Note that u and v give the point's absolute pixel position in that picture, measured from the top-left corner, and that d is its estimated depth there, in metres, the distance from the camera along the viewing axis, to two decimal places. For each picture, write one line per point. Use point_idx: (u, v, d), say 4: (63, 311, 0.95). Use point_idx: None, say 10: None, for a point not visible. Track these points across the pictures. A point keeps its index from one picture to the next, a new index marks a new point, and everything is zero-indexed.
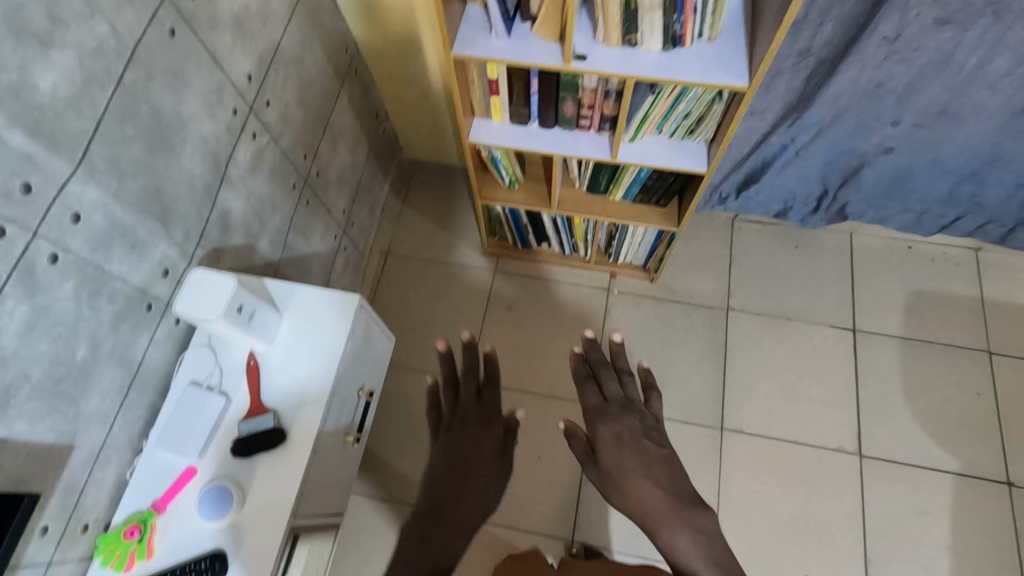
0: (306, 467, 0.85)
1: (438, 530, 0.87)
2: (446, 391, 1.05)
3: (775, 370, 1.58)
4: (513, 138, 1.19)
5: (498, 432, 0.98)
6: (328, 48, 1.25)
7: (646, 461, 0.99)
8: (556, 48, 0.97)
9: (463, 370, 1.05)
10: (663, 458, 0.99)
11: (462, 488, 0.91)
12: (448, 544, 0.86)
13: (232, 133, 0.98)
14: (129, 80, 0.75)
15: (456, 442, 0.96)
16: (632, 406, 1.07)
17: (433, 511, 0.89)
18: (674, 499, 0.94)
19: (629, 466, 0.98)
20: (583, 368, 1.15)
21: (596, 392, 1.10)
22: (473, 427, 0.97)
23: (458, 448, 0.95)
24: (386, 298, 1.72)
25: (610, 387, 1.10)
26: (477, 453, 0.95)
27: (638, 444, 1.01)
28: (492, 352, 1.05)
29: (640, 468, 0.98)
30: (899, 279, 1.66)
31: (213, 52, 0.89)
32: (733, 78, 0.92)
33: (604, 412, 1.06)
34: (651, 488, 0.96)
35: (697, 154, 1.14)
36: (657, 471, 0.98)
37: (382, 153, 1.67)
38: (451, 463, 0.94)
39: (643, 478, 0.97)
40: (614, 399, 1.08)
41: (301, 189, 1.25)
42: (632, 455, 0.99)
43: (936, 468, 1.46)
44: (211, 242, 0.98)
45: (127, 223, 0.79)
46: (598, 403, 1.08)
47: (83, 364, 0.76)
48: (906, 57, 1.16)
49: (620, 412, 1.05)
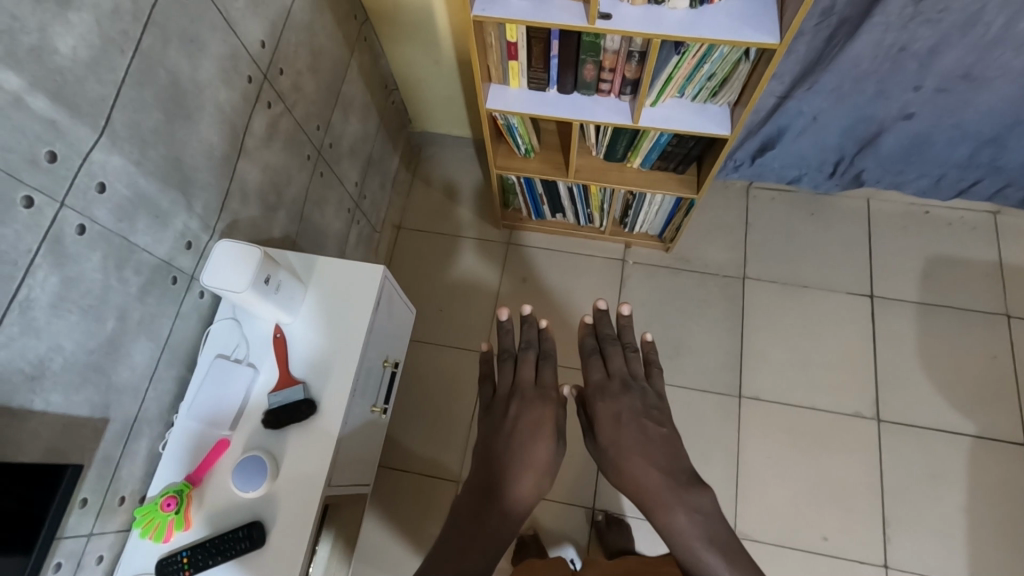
0: (335, 448, 0.85)
1: (493, 511, 0.93)
2: (499, 360, 1.13)
3: (792, 337, 1.58)
4: (531, 105, 1.16)
5: (551, 408, 1.02)
6: (337, 15, 1.23)
7: (645, 441, 0.99)
8: (578, 8, 0.94)
9: (519, 345, 1.13)
10: (663, 439, 1.00)
11: (512, 470, 0.96)
12: (502, 522, 0.93)
13: (248, 101, 0.97)
14: (145, 45, 0.74)
15: (510, 423, 1.00)
16: (634, 385, 1.08)
17: (489, 492, 0.95)
18: (672, 480, 0.96)
19: (629, 446, 0.98)
20: (591, 340, 1.15)
21: (600, 366, 1.10)
22: (532, 405, 1.02)
23: (516, 423, 1.00)
24: (399, 272, 1.71)
25: (614, 362, 1.10)
26: (534, 431, 0.99)
27: (638, 423, 1.01)
28: (547, 330, 1.14)
29: (640, 448, 0.99)
30: (916, 244, 1.65)
31: (226, 18, 0.89)
32: (764, 35, 0.89)
33: (605, 389, 1.06)
34: (649, 468, 0.97)
35: (721, 118, 1.12)
36: (655, 451, 0.99)
37: (391, 126, 1.65)
38: (508, 439, 0.98)
39: (641, 458, 0.97)
40: (616, 375, 1.08)
41: (315, 160, 1.24)
42: (632, 435, 0.99)
43: (953, 432, 1.47)
44: (231, 214, 0.96)
45: (150, 194, 0.77)
46: (600, 379, 1.08)
47: (115, 337, 0.75)
48: (931, 19, 1.14)
49: (620, 389, 1.06)
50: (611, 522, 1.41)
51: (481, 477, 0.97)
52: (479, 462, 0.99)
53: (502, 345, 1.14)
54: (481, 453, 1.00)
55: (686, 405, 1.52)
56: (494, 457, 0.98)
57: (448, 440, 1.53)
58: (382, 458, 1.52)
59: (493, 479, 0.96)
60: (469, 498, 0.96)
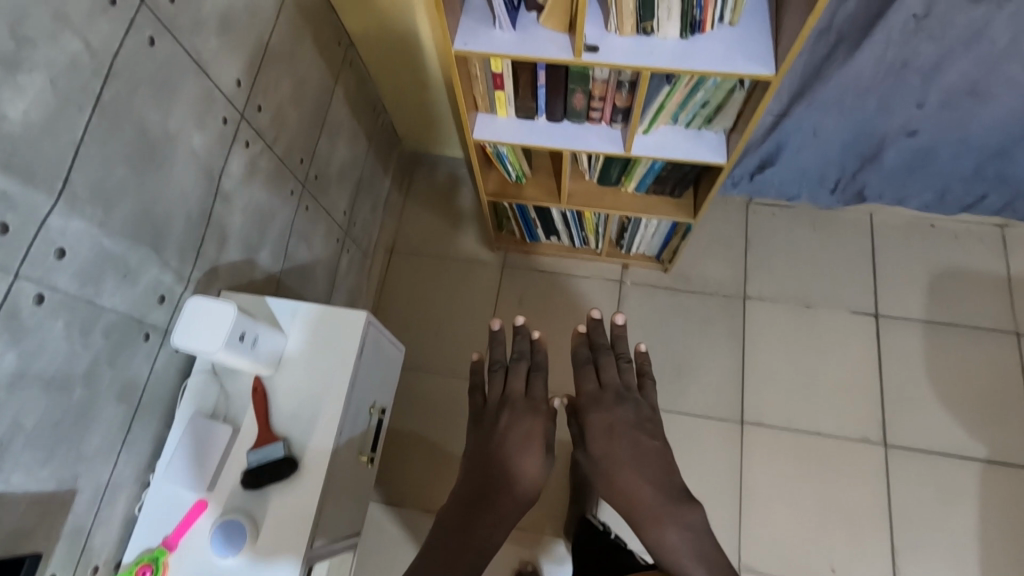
0: (321, 494, 0.82)
1: (481, 522, 0.91)
2: (490, 371, 1.10)
3: (795, 360, 1.53)
4: (520, 134, 1.12)
5: (542, 422, 0.99)
6: (319, 42, 1.19)
7: (638, 455, 0.96)
8: (565, 40, 0.89)
9: (512, 357, 1.09)
10: (657, 452, 0.97)
11: (502, 486, 0.93)
12: (490, 533, 0.91)
13: (224, 142, 0.93)
14: (108, 98, 0.70)
15: (500, 435, 0.97)
16: (628, 396, 1.02)
17: (476, 503, 0.93)
18: (663, 495, 0.94)
19: (622, 458, 0.96)
20: (584, 350, 1.10)
21: (593, 376, 1.05)
22: (523, 415, 0.99)
23: (506, 436, 0.97)
24: (391, 298, 1.67)
25: (607, 372, 1.05)
26: (523, 444, 0.96)
27: (632, 437, 0.97)
28: (541, 342, 1.10)
29: (632, 463, 0.95)
30: (921, 259, 1.59)
31: (197, 59, 0.85)
32: (758, 66, 0.85)
33: (598, 400, 1.01)
34: (642, 483, 0.94)
35: (716, 145, 1.08)
36: (648, 465, 0.96)
37: (381, 147, 1.61)
38: (500, 451, 0.96)
39: (633, 472, 0.95)
40: (609, 387, 1.03)
41: (300, 194, 1.20)
42: (625, 447, 0.97)
43: (964, 456, 1.42)
44: (209, 261, 0.92)
45: (117, 253, 0.73)
46: (592, 390, 1.03)
47: (83, 405, 0.72)
48: (934, 35, 1.10)
49: (614, 401, 1.01)
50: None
51: (469, 486, 0.95)
52: (466, 472, 0.97)
53: (494, 355, 1.11)
54: (469, 463, 0.97)
55: (687, 432, 1.47)
56: (483, 468, 0.95)
57: (445, 472, 1.50)
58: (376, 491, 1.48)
59: (480, 489, 0.93)
60: (455, 509, 0.93)
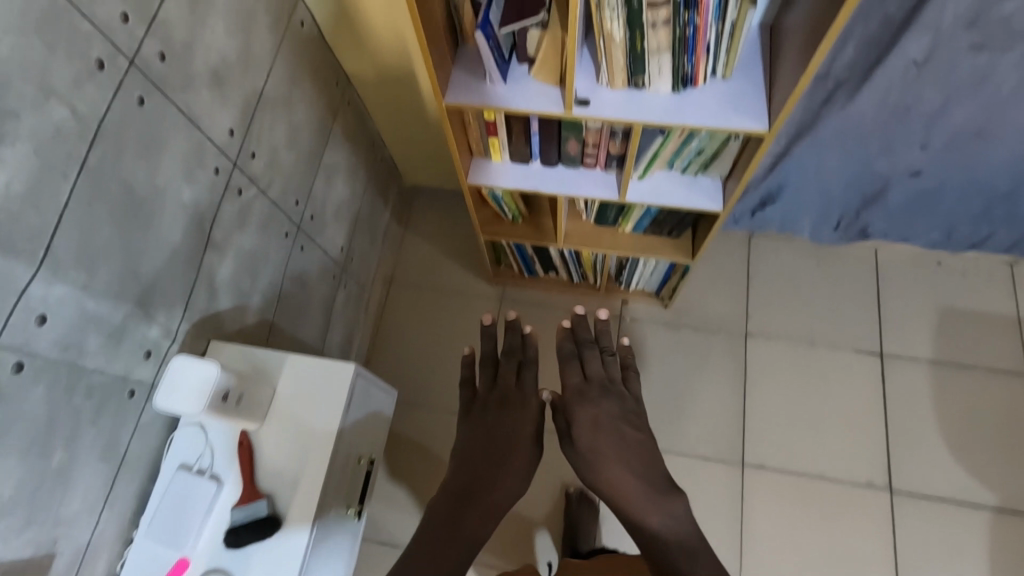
0: (320, 491, 0.84)
1: (470, 514, 0.93)
2: (481, 367, 1.11)
3: (798, 401, 1.50)
4: (515, 178, 1.12)
5: (532, 417, 1.02)
6: (316, 84, 1.20)
7: (621, 447, 0.98)
8: (557, 93, 0.89)
9: (502, 350, 1.12)
10: (640, 443, 0.98)
11: (492, 477, 0.96)
12: (478, 526, 0.93)
13: (215, 192, 0.93)
14: (94, 161, 0.70)
15: (489, 427, 1.01)
16: (612, 388, 1.05)
17: (465, 496, 0.95)
18: (649, 486, 0.94)
19: (605, 450, 0.97)
20: (569, 345, 1.11)
21: (577, 370, 1.07)
22: (511, 408, 1.02)
23: (494, 431, 1.00)
24: (389, 331, 1.67)
25: (592, 365, 1.06)
26: (516, 436, 1.00)
27: (616, 429, 0.99)
28: (532, 336, 1.13)
29: (616, 454, 0.97)
30: (928, 297, 1.56)
31: (188, 114, 0.85)
32: (751, 121, 0.84)
33: (583, 393, 1.03)
34: (628, 475, 0.95)
35: (713, 192, 1.07)
36: (631, 455, 0.97)
37: (380, 180, 1.62)
38: (489, 446, 0.99)
39: (617, 463, 0.96)
40: (595, 380, 1.05)
41: (295, 235, 1.20)
42: (608, 440, 0.98)
43: (973, 504, 1.38)
44: (199, 311, 0.92)
45: (100, 314, 0.73)
46: (578, 382, 1.05)
47: (63, 468, 0.71)
48: (936, 80, 1.08)
49: (599, 394, 1.03)
50: (583, 497, 1.44)
51: (457, 480, 0.97)
52: (456, 466, 0.99)
53: (485, 351, 1.13)
54: (460, 455, 1.00)
55: (687, 474, 1.45)
56: (472, 462, 0.98)
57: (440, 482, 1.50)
58: (370, 529, 1.47)
59: (470, 482, 0.96)
60: (444, 502, 0.95)
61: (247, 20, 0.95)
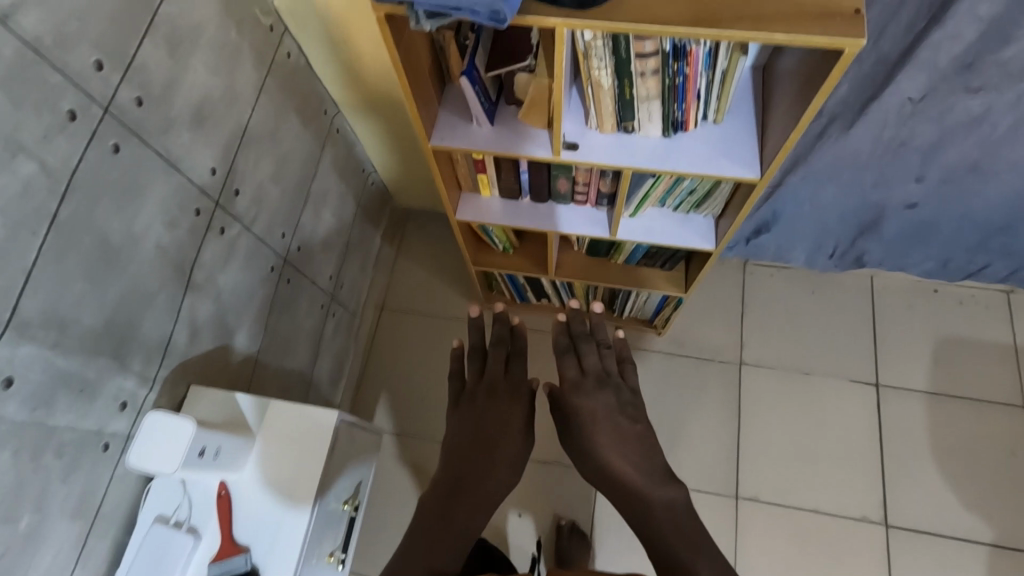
0: (320, 477, 0.88)
1: (460, 508, 0.90)
2: (472, 358, 1.10)
3: (793, 432, 1.48)
4: (504, 214, 1.10)
5: (523, 409, 1.01)
6: (303, 115, 1.18)
7: (619, 439, 0.96)
8: (544, 136, 0.87)
9: (491, 341, 1.10)
10: (637, 436, 0.97)
11: (483, 469, 0.94)
12: (469, 519, 0.90)
13: (197, 234, 0.91)
14: (67, 214, 0.68)
15: (480, 418, 1.00)
16: (609, 380, 1.04)
17: (455, 489, 0.92)
18: (647, 475, 0.92)
19: (602, 441, 0.96)
20: (563, 339, 1.10)
21: (574, 364, 1.05)
22: (501, 401, 1.01)
23: (484, 422, 0.99)
24: (379, 356, 1.64)
25: (589, 359, 1.05)
26: (503, 427, 0.99)
27: (612, 421, 0.98)
28: (521, 327, 1.11)
29: (614, 444, 0.95)
30: (924, 326, 1.54)
31: (168, 156, 0.83)
32: (743, 168, 0.81)
33: (579, 386, 1.02)
34: (624, 464, 0.93)
35: (705, 231, 1.05)
36: (629, 446, 0.95)
37: (371, 205, 1.60)
38: (477, 438, 0.97)
39: (615, 454, 0.94)
40: (591, 372, 1.04)
41: (281, 268, 1.18)
42: (605, 431, 0.97)
43: (969, 539, 1.36)
44: (179, 357, 0.90)
45: (72, 371, 0.71)
46: (574, 375, 1.04)
47: (31, 530, 0.69)
48: (932, 117, 1.07)
49: (595, 386, 1.02)
50: (574, 530, 1.41)
51: (448, 472, 0.95)
52: (448, 458, 0.97)
53: (475, 341, 1.10)
54: (450, 449, 0.98)
55: None
56: (463, 453, 0.96)
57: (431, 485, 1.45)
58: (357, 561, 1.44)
59: (462, 474, 0.94)
60: (435, 495, 0.93)
61: (232, 57, 0.94)
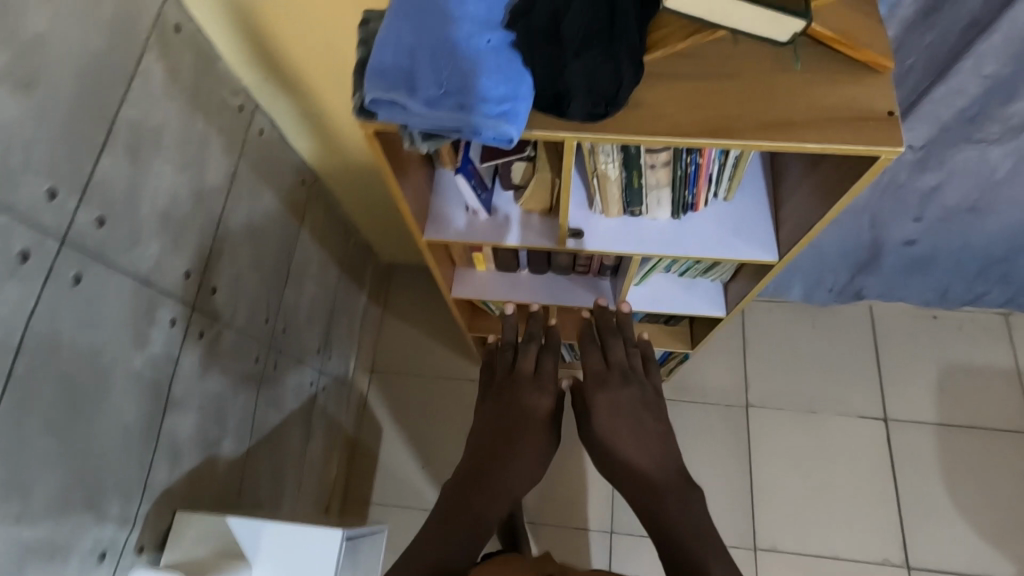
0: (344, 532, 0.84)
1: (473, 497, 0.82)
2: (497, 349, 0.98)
3: (806, 474, 1.44)
4: (502, 288, 1.04)
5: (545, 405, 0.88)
6: (279, 191, 1.11)
7: (641, 436, 0.83)
8: (547, 223, 0.82)
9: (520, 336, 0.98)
10: (662, 436, 0.84)
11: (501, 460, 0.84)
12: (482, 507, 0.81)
13: (173, 345, 0.84)
14: (23, 368, 0.61)
15: (502, 410, 0.88)
16: (634, 376, 0.89)
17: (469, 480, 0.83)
18: (669, 474, 0.80)
19: (623, 438, 0.83)
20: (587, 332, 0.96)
21: (597, 354, 0.90)
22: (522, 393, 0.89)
23: (504, 413, 0.88)
24: (374, 421, 1.57)
25: (614, 351, 0.90)
26: (524, 420, 0.87)
27: (636, 418, 0.84)
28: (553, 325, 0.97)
29: (635, 443, 0.82)
30: (926, 355, 1.52)
31: (136, 273, 0.76)
32: (760, 250, 0.77)
33: (604, 380, 0.87)
34: (645, 464, 0.81)
35: (713, 296, 1.01)
36: (652, 446, 0.82)
37: (355, 266, 1.53)
38: (496, 429, 0.87)
39: (635, 452, 0.82)
40: (615, 366, 0.89)
41: (265, 354, 1.11)
42: (627, 428, 0.83)
43: (991, 575, 1.34)
44: (161, 484, 0.82)
45: (40, 538, 0.64)
46: (598, 368, 0.89)
47: None
48: (932, 164, 1.04)
49: (620, 381, 0.87)
50: None
51: (465, 460, 0.86)
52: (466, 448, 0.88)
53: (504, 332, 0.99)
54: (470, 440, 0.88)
55: None
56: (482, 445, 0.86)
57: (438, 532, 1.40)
58: None
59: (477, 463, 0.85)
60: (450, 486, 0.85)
61: (200, 149, 0.86)
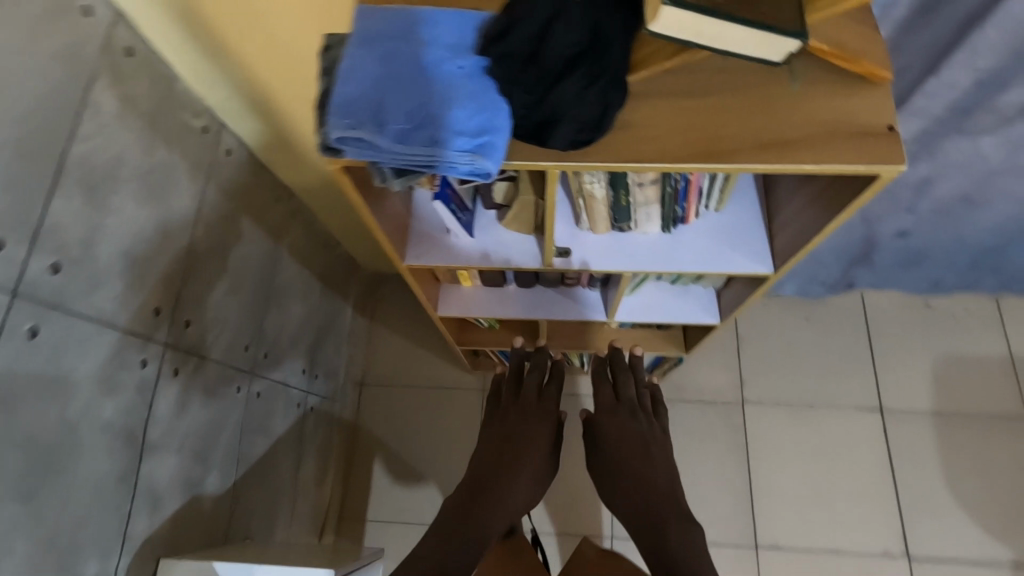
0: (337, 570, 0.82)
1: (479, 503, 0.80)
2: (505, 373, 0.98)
3: (804, 469, 1.44)
4: (490, 305, 1.00)
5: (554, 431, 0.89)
6: (253, 212, 1.06)
7: (647, 466, 0.83)
8: (533, 242, 0.78)
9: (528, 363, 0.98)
10: (668, 470, 0.84)
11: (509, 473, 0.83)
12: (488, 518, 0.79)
13: (147, 388, 0.80)
14: None
15: (513, 428, 0.88)
16: (642, 413, 0.90)
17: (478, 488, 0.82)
18: (674, 506, 0.79)
19: (630, 469, 0.83)
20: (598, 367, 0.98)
21: (608, 391, 0.92)
22: (532, 417, 0.89)
23: (514, 430, 0.87)
24: (367, 436, 1.53)
25: (624, 388, 0.92)
26: (533, 440, 0.87)
27: (643, 450, 0.85)
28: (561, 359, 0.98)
29: (641, 473, 0.82)
30: (920, 343, 1.52)
31: (101, 318, 0.71)
32: (755, 262, 0.74)
33: (613, 413, 0.89)
34: (651, 496, 0.80)
35: (707, 302, 0.98)
36: (658, 477, 0.82)
37: (339, 279, 1.48)
38: (505, 443, 0.86)
39: (639, 482, 0.81)
40: (625, 402, 0.90)
41: (249, 383, 1.07)
42: (635, 460, 0.84)
43: (990, 561, 1.35)
44: (141, 533, 0.79)
45: None
46: (607, 402, 0.91)
47: None
48: (924, 157, 1.02)
49: (629, 415, 0.88)
50: None
51: (471, 470, 0.85)
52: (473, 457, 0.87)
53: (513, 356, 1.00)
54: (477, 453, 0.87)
55: None
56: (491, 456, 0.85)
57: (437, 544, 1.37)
58: None
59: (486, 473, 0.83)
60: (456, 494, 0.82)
61: (164, 179, 0.81)
